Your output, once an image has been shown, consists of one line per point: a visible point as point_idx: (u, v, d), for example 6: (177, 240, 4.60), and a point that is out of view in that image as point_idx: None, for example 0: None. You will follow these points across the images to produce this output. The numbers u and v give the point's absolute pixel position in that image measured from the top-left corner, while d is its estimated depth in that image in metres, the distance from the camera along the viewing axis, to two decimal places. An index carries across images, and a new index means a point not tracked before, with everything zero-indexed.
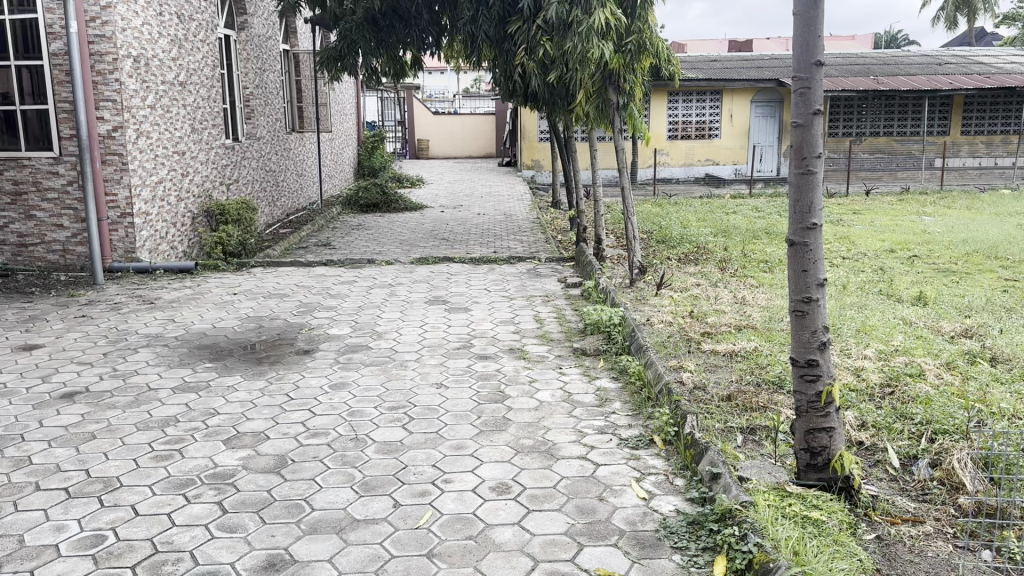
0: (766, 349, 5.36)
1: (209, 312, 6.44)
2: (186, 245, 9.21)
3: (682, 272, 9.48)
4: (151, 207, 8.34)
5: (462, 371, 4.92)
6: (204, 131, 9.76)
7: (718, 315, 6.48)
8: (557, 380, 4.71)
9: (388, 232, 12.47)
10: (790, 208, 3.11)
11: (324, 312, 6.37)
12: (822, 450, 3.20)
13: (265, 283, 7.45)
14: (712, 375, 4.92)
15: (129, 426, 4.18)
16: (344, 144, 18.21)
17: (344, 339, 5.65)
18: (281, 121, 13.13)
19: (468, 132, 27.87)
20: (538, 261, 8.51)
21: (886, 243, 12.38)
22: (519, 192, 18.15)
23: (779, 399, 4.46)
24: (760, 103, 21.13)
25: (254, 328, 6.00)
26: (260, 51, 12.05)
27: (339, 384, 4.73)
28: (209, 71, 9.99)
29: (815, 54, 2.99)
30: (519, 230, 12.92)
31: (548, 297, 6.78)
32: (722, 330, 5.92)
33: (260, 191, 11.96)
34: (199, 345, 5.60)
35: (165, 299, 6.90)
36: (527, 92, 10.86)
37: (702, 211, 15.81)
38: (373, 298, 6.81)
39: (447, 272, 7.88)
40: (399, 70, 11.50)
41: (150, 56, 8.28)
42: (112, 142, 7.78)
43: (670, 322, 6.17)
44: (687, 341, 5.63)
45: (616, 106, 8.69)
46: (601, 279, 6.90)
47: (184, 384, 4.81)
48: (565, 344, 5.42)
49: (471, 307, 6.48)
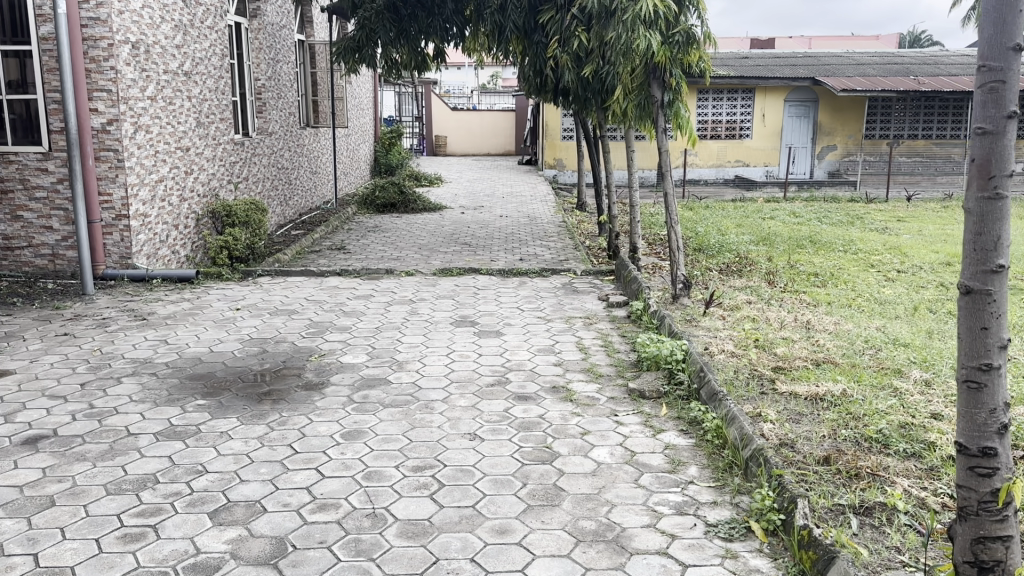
0: (856, 394, 4.58)
1: (206, 332, 5.68)
2: (190, 250, 8.48)
3: (729, 286, 8.71)
4: (150, 208, 7.61)
5: (500, 417, 4.12)
6: (210, 126, 9.01)
7: (787, 345, 5.67)
8: (615, 434, 3.90)
9: (406, 235, 11.73)
10: (966, 246, 2.32)
11: (337, 335, 5.59)
12: (996, 566, 2.41)
13: (272, 296, 6.69)
14: (799, 429, 4.14)
15: (97, 490, 3.41)
16: (360, 140, 17.49)
17: (359, 371, 4.86)
18: (295, 115, 12.41)
19: (488, 129, 27.10)
20: (574, 274, 7.70)
21: (940, 255, 11.55)
22: (542, 192, 17.37)
23: (891, 465, 3.74)
24: (795, 102, 20.25)
25: (256, 353, 5.22)
26: (273, 40, 11.31)
27: (354, 432, 3.95)
28: (218, 61, 9.25)
29: (1015, 35, 2.19)
30: (546, 235, 12.13)
31: (590, 319, 5.99)
32: (798, 366, 5.13)
33: (272, 190, 11.25)
34: (192, 376, 4.83)
35: (159, 315, 6.16)
36: (558, 87, 10.03)
37: (736, 215, 14.99)
38: (391, 317, 6.03)
39: (474, 286, 7.09)
40: (421, 64, 10.65)
41: (151, 41, 7.54)
42: (106, 137, 7.04)
43: (735, 355, 5.37)
44: (759, 380, 4.84)
45: (661, 104, 7.79)
46: (650, 299, 6.10)
47: (170, 430, 4.04)
48: (617, 383, 4.62)
49: (503, 330, 5.69)
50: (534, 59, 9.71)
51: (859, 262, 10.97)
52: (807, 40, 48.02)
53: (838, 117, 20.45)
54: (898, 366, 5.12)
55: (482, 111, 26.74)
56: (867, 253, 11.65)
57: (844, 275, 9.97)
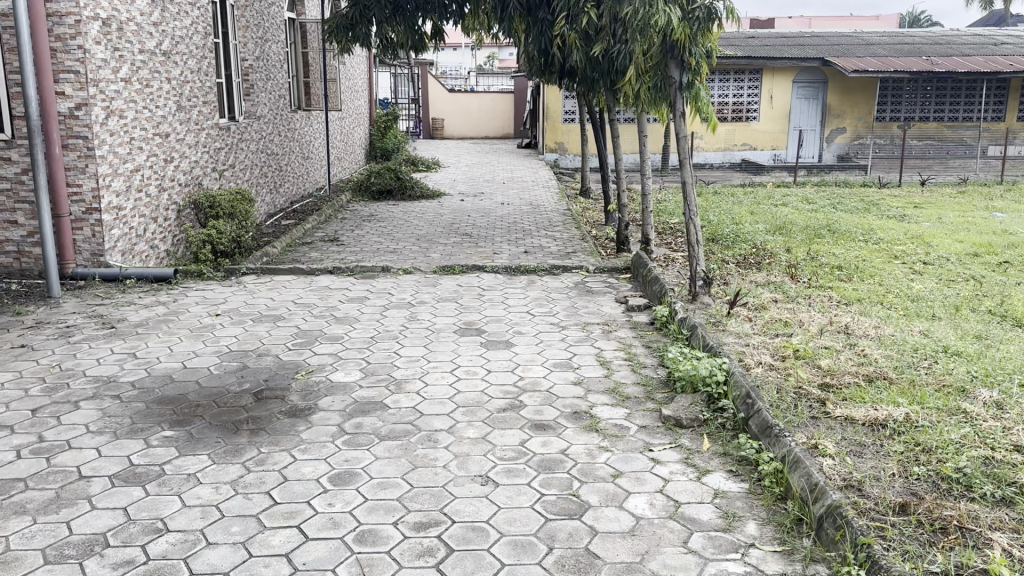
0: (922, 420, 4.01)
1: (180, 344, 5.06)
2: (171, 244, 7.85)
3: (750, 281, 8.13)
4: (125, 200, 6.96)
5: (515, 454, 3.53)
6: (192, 110, 8.36)
7: (832, 357, 5.09)
8: (653, 476, 3.31)
9: (403, 225, 11.11)
10: None
11: (327, 346, 4.99)
12: None
13: (256, 298, 6.08)
14: (863, 466, 3.58)
15: (33, 556, 2.81)
16: (355, 123, 16.81)
17: (351, 393, 4.26)
18: (285, 98, 11.76)
19: (485, 111, 26.38)
20: (587, 271, 7.09)
21: (966, 245, 10.95)
22: (543, 177, 16.73)
23: (982, 514, 3.18)
24: (803, 83, 19.59)
25: (236, 370, 4.61)
26: (260, 17, 10.66)
27: (344, 475, 3.35)
28: (200, 40, 8.59)
29: None
30: (550, 223, 11.53)
31: (609, 326, 5.40)
32: (848, 384, 4.56)
33: (260, 177, 10.63)
34: (160, 401, 4.22)
35: (130, 322, 5.54)
36: (564, 67, 9.37)
37: (747, 201, 14.40)
38: (388, 324, 5.43)
39: (478, 286, 6.47)
40: (418, 44, 9.98)
41: (124, 18, 6.88)
42: (74, 123, 6.38)
43: (775, 369, 4.78)
44: (807, 403, 4.28)
45: (679, 86, 7.04)
46: (674, 303, 5.51)
47: (129, 472, 3.44)
48: (647, 408, 4.01)
49: (513, 340, 5.09)
50: (538, 37, 9.05)
51: (881, 252, 10.38)
52: (808, 20, 47.47)
53: (849, 99, 19.79)
54: (961, 382, 4.54)
55: (479, 93, 26.01)
56: (889, 242, 11.08)
57: (868, 267, 9.41)
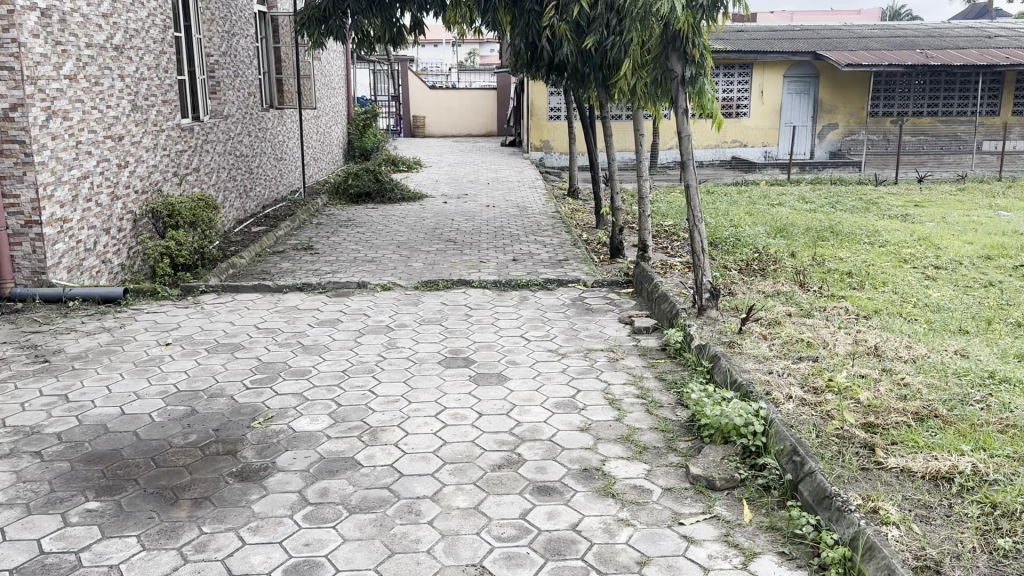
0: (994, 475, 3.40)
1: (121, 382, 4.37)
2: (126, 258, 7.14)
3: (756, 292, 7.55)
4: (71, 211, 6.22)
5: (517, 531, 2.87)
6: (150, 109, 7.63)
7: (869, 388, 4.49)
8: (688, 563, 2.67)
9: (382, 231, 10.44)
10: None
11: (292, 383, 4.32)
12: None
13: (214, 323, 5.40)
14: (938, 539, 2.96)
15: None
16: (332, 121, 16.08)
17: (316, 446, 3.59)
18: (256, 95, 11.04)
19: (468, 108, 25.70)
20: (584, 285, 6.47)
21: (977, 246, 10.42)
22: (529, 176, 16.08)
23: None
24: (794, 78, 19.05)
25: (182, 418, 3.93)
26: (227, 10, 9.95)
27: (304, 567, 2.69)
28: (159, 33, 7.85)
29: None
30: (539, 227, 10.92)
31: (614, 353, 4.77)
32: (896, 425, 3.96)
33: (229, 181, 9.92)
34: (88, 460, 3.53)
35: (67, 353, 4.84)
36: (552, 63, 8.74)
37: (744, 201, 13.85)
38: (363, 353, 4.77)
39: (465, 305, 5.83)
40: (396, 38, 9.19)
41: (67, 8, 6.15)
42: (9, 126, 5.66)
43: (809, 406, 4.17)
44: (854, 450, 3.67)
45: (681, 80, 6.37)
46: (688, 325, 4.89)
47: (36, 564, 2.75)
48: (670, 463, 3.37)
49: (506, 373, 4.44)
50: (525, 30, 8.41)
51: (889, 255, 9.86)
52: (790, 15, 47.27)
53: (841, 94, 19.30)
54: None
55: (461, 90, 25.33)
56: (897, 244, 10.55)
57: (879, 272, 8.86)
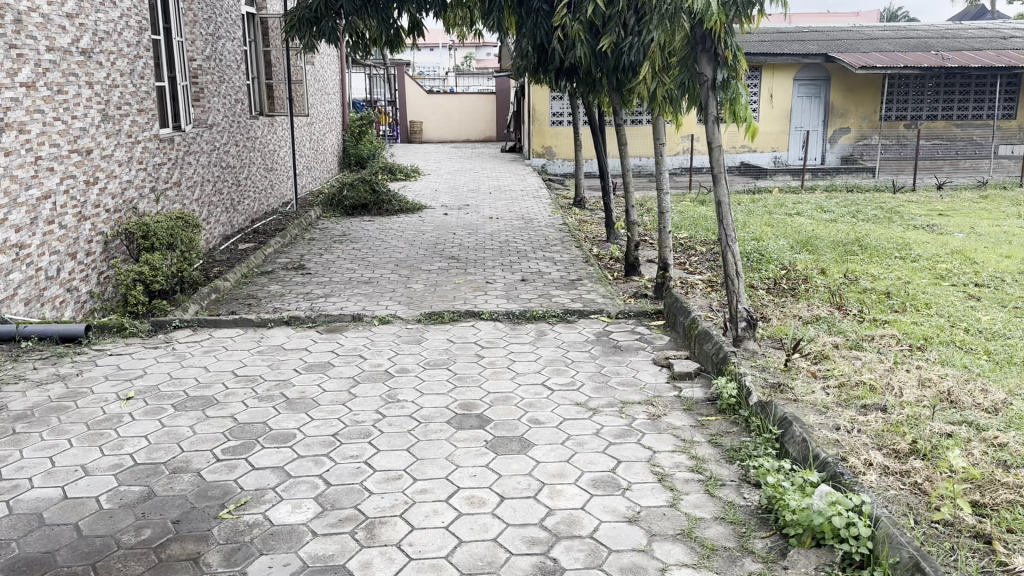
0: None
1: (68, 453, 3.62)
2: (97, 286, 6.38)
3: (793, 317, 6.84)
4: (28, 236, 5.47)
5: None
6: (123, 120, 6.89)
7: (961, 452, 3.77)
8: None
9: (379, 247, 9.72)
10: None
11: (273, 453, 3.58)
12: None
13: (186, 370, 4.65)
14: None
15: None
16: (326, 128, 15.34)
17: (299, 548, 2.86)
18: (244, 102, 10.32)
19: (466, 113, 24.98)
20: (607, 316, 5.75)
21: (1015, 261, 9.72)
22: (533, 185, 15.37)
23: None
24: (804, 81, 18.39)
25: (135, 505, 3.19)
26: (211, 11, 9.21)
27: None
28: (133, 36, 7.11)
29: None
30: (547, 241, 10.21)
31: (655, 408, 4.04)
32: (1008, 506, 3.25)
33: (213, 195, 9.20)
34: (11, 569, 2.78)
35: (11, 411, 4.09)
36: (565, 67, 8.02)
37: (760, 211, 13.15)
38: (357, 410, 4.03)
39: (476, 343, 5.11)
40: (395, 40, 8.51)
41: (24, 7, 5.43)
42: None
43: (898, 480, 3.44)
44: (971, 546, 2.95)
45: (711, 85, 5.50)
46: (739, 373, 4.16)
47: None
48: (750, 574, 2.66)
49: (529, 438, 3.70)
50: (534, 32, 7.68)
51: (925, 271, 9.15)
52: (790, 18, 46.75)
53: (853, 97, 18.62)
54: None
55: (460, 94, 24.62)
56: (930, 258, 9.83)
57: (918, 291, 8.15)
